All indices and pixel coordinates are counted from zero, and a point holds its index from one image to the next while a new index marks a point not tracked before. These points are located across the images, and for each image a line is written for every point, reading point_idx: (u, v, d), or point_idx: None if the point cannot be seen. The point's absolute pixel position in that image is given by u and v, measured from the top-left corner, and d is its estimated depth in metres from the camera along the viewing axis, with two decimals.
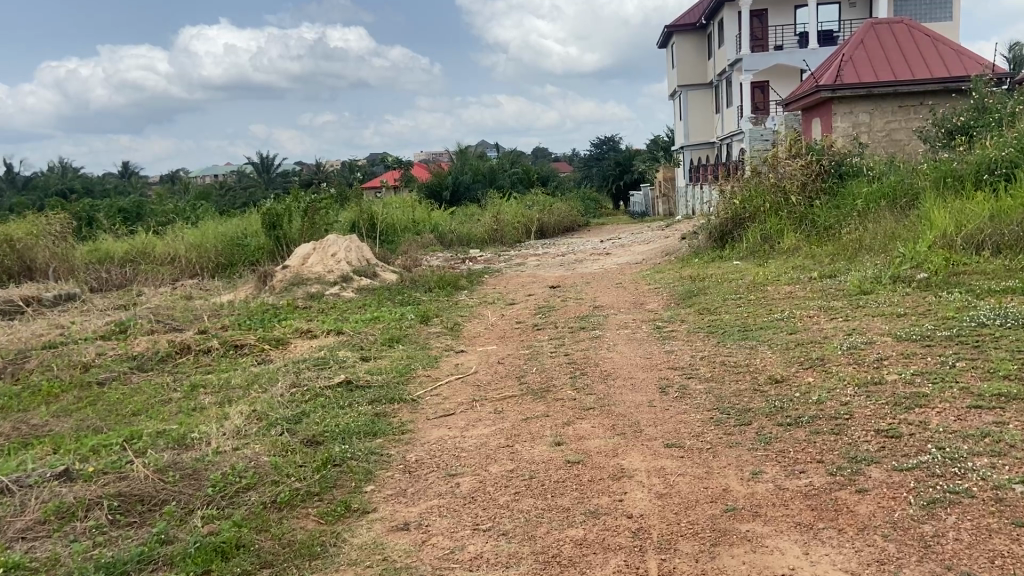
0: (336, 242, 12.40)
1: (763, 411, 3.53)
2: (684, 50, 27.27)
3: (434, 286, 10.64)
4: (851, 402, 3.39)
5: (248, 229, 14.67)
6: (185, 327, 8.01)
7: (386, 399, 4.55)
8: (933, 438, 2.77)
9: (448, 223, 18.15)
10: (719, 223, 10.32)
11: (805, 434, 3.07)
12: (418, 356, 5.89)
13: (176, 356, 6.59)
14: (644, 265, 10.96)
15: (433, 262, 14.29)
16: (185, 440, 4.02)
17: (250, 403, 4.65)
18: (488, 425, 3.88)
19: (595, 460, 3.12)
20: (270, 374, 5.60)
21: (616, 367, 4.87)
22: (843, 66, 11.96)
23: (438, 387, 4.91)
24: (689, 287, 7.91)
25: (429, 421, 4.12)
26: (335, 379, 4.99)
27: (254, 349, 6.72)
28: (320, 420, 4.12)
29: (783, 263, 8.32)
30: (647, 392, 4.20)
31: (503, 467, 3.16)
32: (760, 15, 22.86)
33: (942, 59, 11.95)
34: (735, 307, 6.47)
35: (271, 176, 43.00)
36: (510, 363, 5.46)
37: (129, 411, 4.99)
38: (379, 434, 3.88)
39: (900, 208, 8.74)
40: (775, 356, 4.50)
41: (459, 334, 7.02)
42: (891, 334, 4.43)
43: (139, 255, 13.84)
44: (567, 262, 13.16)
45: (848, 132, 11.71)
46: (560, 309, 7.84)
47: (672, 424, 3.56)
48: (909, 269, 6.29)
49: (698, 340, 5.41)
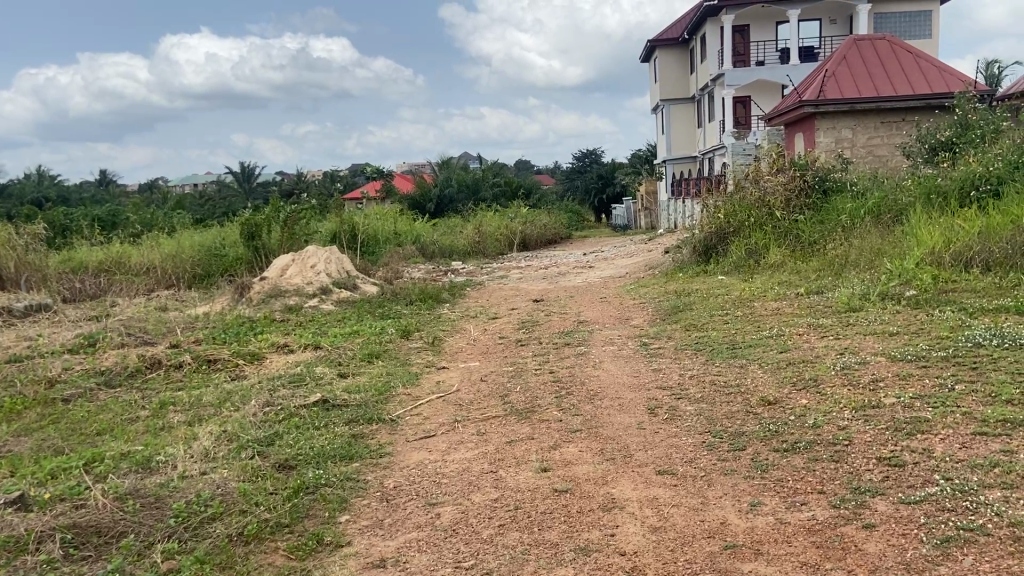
0: (315, 253, 12.17)
1: (757, 435, 3.38)
2: (666, 64, 27.35)
3: (415, 298, 10.46)
4: (850, 426, 3.26)
5: (226, 240, 14.42)
6: (157, 340, 7.77)
7: (364, 420, 4.36)
8: (939, 468, 2.66)
9: (430, 235, 17.97)
10: (703, 237, 10.23)
11: (804, 462, 2.93)
12: (398, 373, 5.70)
13: (146, 371, 6.35)
14: (628, 279, 10.84)
15: (415, 274, 14.11)
16: (149, 464, 3.82)
17: (221, 425, 4.44)
18: (470, 449, 3.70)
19: (584, 489, 2.96)
20: (244, 391, 5.39)
21: (602, 386, 4.71)
22: (826, 82, 11.97)
23: (418, 406, 4.72)
24: (675, 302, 7.79)
25: (409, 443, 3.94)
26: (311, 398, 4.79)
27: (227, 365, 6.51)
28: (294, 442, 3.93)
29: (768, 278, 8.23)
30: (635, 413, 4.04)
31: (487, 495, 2.99)
32: (741, 31, 22.97)
33: (924, 76, 11.97)
34: (722, 323, 6.35)
35: (252, 185, 42.58)
36: (493, 380, 5.28)
37: (93, 431, 4.76)
38: (356, 458, 3.69)
39: (885, 223, 8.69)
40: (766, 376, 4.36)
41: (441, 350, 6.84)
42: (885, 354, 4.31)
43: (114, 265, 13.54)
44: (550, 275, 13.02)
45: (831, 147, 11.70)
46: (543, 324, 7.69)
47: (662, 448, 3.41)
48: (897, 286, 6.21)
49: (685, 358, 5.27)
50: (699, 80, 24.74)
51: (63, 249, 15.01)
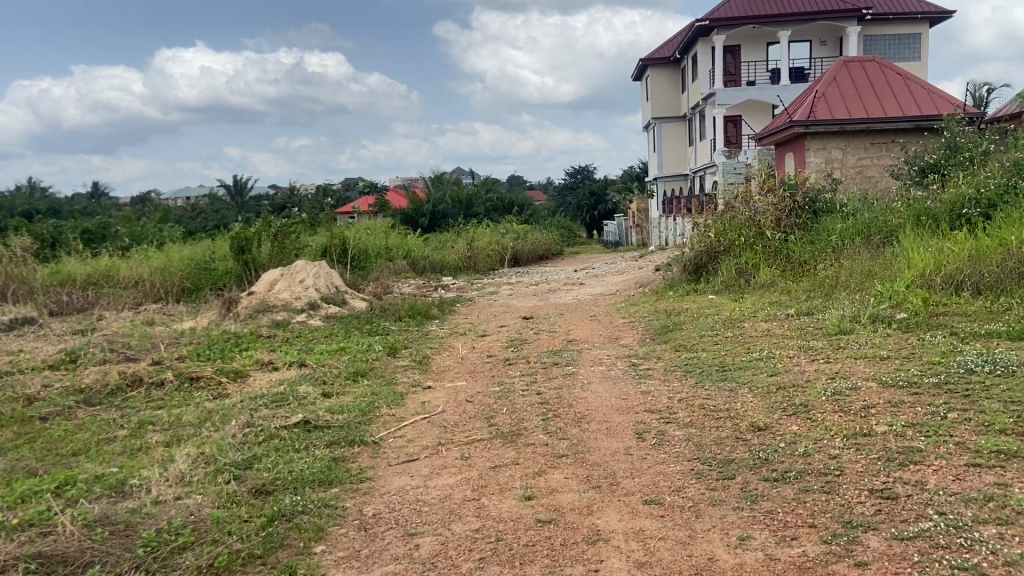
0: (304, 268, 12.06)
1: (746, 463, 3.31)
2: (658, 82, 27.45)
3: (404, 315, 10.37)
4: (841, 455, 3.19)
5: (215, 254, 14.30)
6: (140, 356, 7.65)
7: (346, 442, 4.27)
8: (932, 502, 2.60)
9: (422, 250, 17.89)
10: (694, 256, 10.19)
11: (794, 493, 2.87)
12: (383, 392, 5.60)
13: (126, 389, 6.23)
14: (618, 297, 10.79)
15: (405, 290, 14.02)
16: (122, 488, 3.71)
17: (199, 446, 4.34)
18: (453, 474, 3.61)
19: (569, 519, 2.87)
20: (225, 411, 5.28)
21: (590, 409, 4.62)
22: (817, 102, 12.00)
23: (402, 427, 4.63)
24: (665, 321, 7.74)
25: (391, 467, 3.84)
26: (292, 419, 4.69)
27: (210, 383, 6.39)
28: (272, 466, 3.83)
29: (759, 298, 8.18)
30: (622, 437, 3.96)
31: (469, 525, 2.91)
32: (733, 50, 23.08)
33: (914, 97, 12.01)
34: (712, 344, 6.29)
35: (244, 199, 42.46)
36: (479, 401, 5.19)
37: (69, 452, 4.65)
38: (335, 482, 3.60)
39: (875, 244, 8.67)
40: (755, 401, 4.29)
41: (427, 368, 6.74)
42: (876, 380, 4.25)
43: (101, 278, 13.41)
44: (541, 292, 12.95)
45: (822, 167, 11.72)
46: (532, 343, 7.60)
47: (650, 476, 3.33)
48: (889, 308, 6.16)
49: (674, 380, 5.20)
50: (691, 98, 24.84)
51: (50, 261, 14.87)
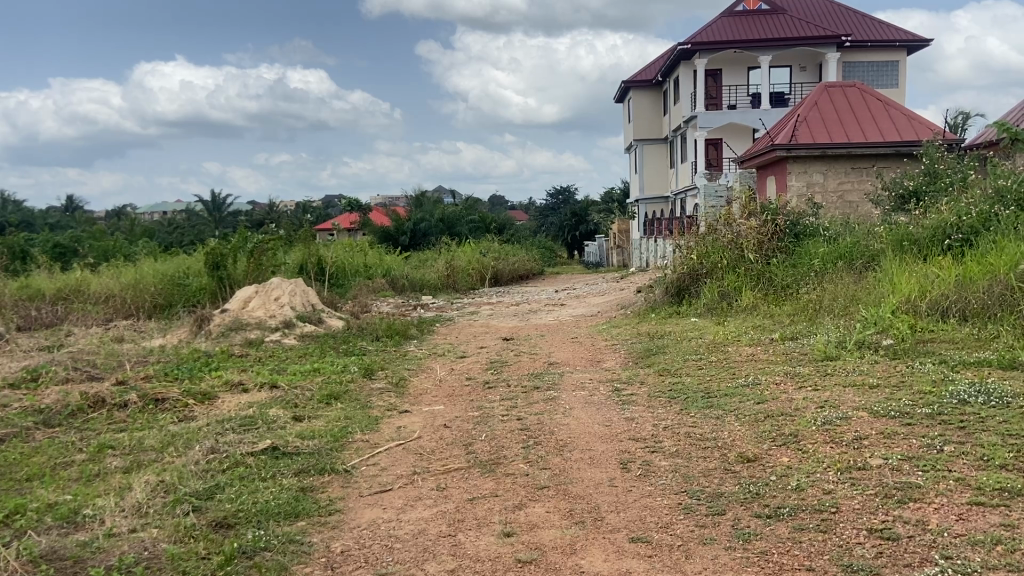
0: (280, 286, 11.80)
1: (737, 497, 3.15)
2: (640, 104, 27.54)
3: (382, 334, 10.17)
4: (836, 490, 3.05)
5: (190, 270, 14.02)
6: (106, 376, 7.37)
7: (315, 471, 4.06)
8: (937, 545, 2.49)
9: (401, 268, 17.68)
10: (676, 278, 10.09)
11: (789, 532, 2.72)
12: (356, 417, 5.39)
13: (88, 410, 5.98)
14: (600, 318, 10.65)
15: (383, 309, 13.82)
16: (74, 518, 3.46)
17: (160, 473, 4.11)
18: (427, 507, 3.41)
19: (551, 559, 2.71)
20: (190, 435, 5.05)
21: (572, 436, 4.45)
22: (798, 126, 12.02)
23: (375, 454, 4.42)
24: (647, 344, 7.61)
25: (362, 498, 3.64)
26: (259, 445, 4.47)
27: (176, 405, 6.14)
28: (236, 496, 3.62)
29: (743, 321, 8.08)
30: (606, 468, 3.79)
31: (444, 565, 2.72)
32: (714, 74, 23.21)
33: (894, 123, 12.05)
34: (696, 368, 6.14)
35: (222, 214, 42.04)
36: (456, 427, 5.00)
37: (21, 476, 4.38)
38: (302, 515, 3.39)
39: (858, 268, 8.62)
40: (743, 430, 4.14)
41: (404, 391, 6.53)
42: (867, 409, 4.12)
43: (74, 294, 13.07)
44: (521, 312, 12.79)
45: (803, 191, 11.71)
46: (512, 365, 7.42)
47: (635, 510, 3.16)
48: (875, 334, 6.06)
49: (659, 406, 5.03)
50: (673, 121, 24.94)
51: (19, 275, 14.49)
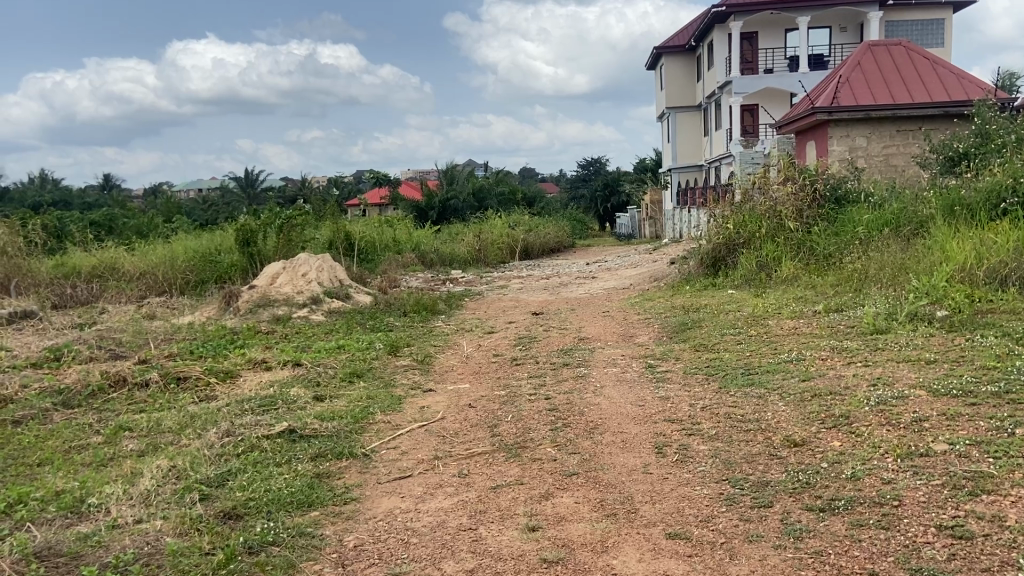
0: (307, 261, 11.62)
1: (785, 488, 2.88)
2: (672, 70, 26.85)
3: (409, 309, 9.98)
4: (898, 480, 2.76)
5: (220, 246, 13.95)
6: (130, 354, 7.27)
7: (332, 455, 3.86)
8: (1018, 545, 2.22)
9: (430, 242, 17.45)
10: (711, 248, 9.70)
11: (847, 529, 2.45)
12: (379, 396, 5.19)
13: (109, 390, 5.86)
14: (632, 291, 10.33)
15: (412, 283, 13.63)
16: (79, 508, 3.29)
17: (172, 457, 3.94)
18: (448, 496, 3.18)
19: (580, 558, 2.47)
20: (208, 416, 4.88)
21: (602, 417, 4.19)
22: (840, 88, 11.47)
23: (397, 437, 4.21)
24: (683, 318, 7.29)
25: (380, 485, 3.42)
26: (275, 427, 4.27)
27: (197, 384, 6.00)
28: (248, 483, 3.43)
29: (784, 293, 7.72)
30: (639, 453, 3.52)
31: (462, 565, 2.50)
32: (749, 37, 22.48)
33: (942, 82, 11.44)
34: (734, 344, 5.82)
35: (255, 191, 42.16)
36: (482, 407, 4.77)
37: (34, 461, 4.24)
38: (315, 504, 3.18)
39: (904, 236, 8.18)
40: (789, 411, 3.84)
41: (430, 369, 6.32)
42: (924, 387, 3.81)
43: (109, 271, 13.07)
44: (552, 285, 12.51)
45: (844, 156, 11.23)
46: (541, 341, 7.15)
47: (673, 501, 2.90)
48: (928, 305, 5.69)
49: (696, 384, 4.75)
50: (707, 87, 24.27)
51: (54, 253, 14.55)
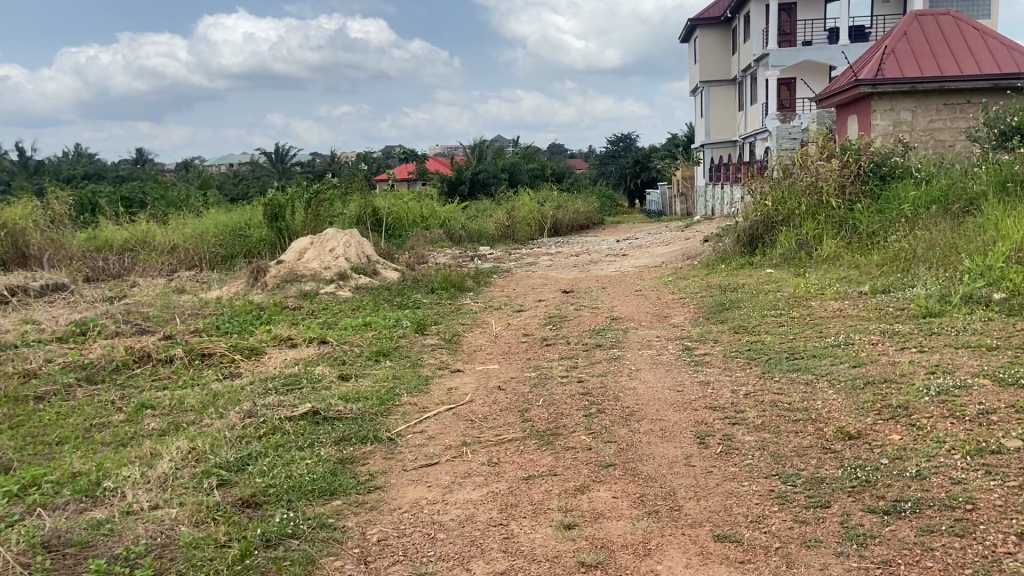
0: (335, 237, 11.48)
1: (842, 486, 2.65)
2: (707, 43, 26.22)
3: (437, 286, 9.80)
4: (970, 480, 2.51)
5: (250, 221, 13.88)
6: (155, 329, 7.19)
7: (356, 439, 3.69)
8: None
9: (458, 219, 17.24)
10: (748, 226, 9.38)
11: (916, 536, 2.23)
12: (405, 377, 5.03)
13: (133, 365, 5.77)
14: (665, 270, 10.05)
15: (440, 260, 13.46)
16: (94, 492, 3.18)
17: (193, 438, 3.81)
18: (478, 487, 2.99)
19: (621, 562, 2.28)
20: (231, 394, 4.75)
21: (639, 403, 3.98)
22: (884, 59, 10.99)
23: (423, 420, 4.04)
24: (719, 298, 7.02)
25: (405, 473, 3.25)
26: (298, 409, 4.11)
27: (222, 360, 5.90)
28: (268, 468, 3.28)
29: (826, 273, 7.40)
30: (680, 443, 3.31)
31: (492, 567, 2.32)
32: (788, 8, 21.82)
33: (993, 53, 10.90)
34: (776, 326, 5.56)
35: (285, 166, 42.18)
36: (512, 390, 4.58)
37: (53, 440, 4.15)
38: (338, 493, 3.02)
39: (953, 214, 7.80)
40: (840, 399, 3.60)
41: (458, 348, 6.14)
42: (988, 376, 3.54)
43: (138, 244, 13.06)
44: (582, 262, 12.26)
45: (888, 131, 10.80)
46: (572, 321, 6.94)
47: (720, 497, 2.69)
48: (984, 287, 5.36)
49: (737, 369, 4.51)
50: (742, 60, 23.64)
51: (85, 226, 14.59)
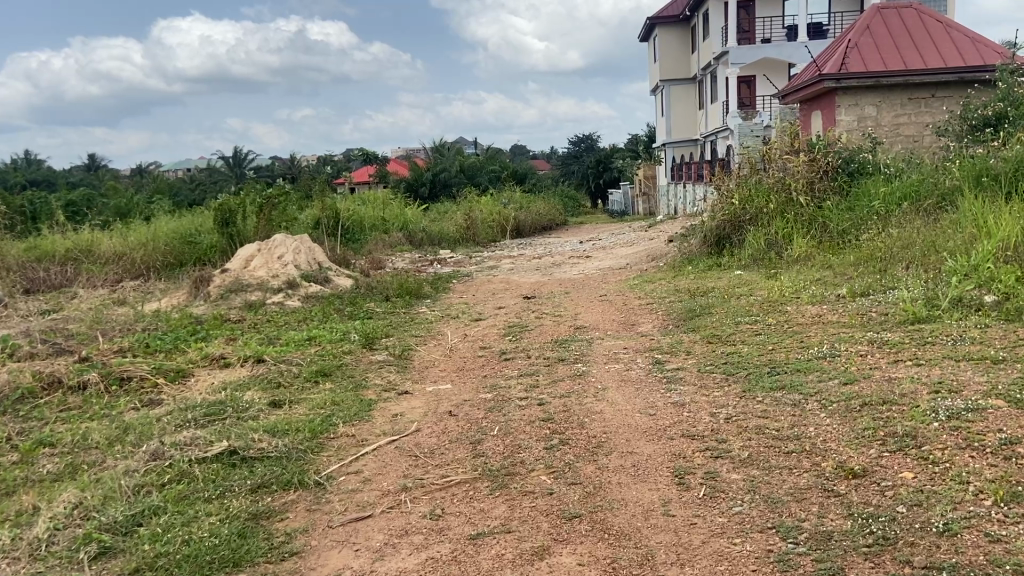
0: (283, 242, 10.80)
1: (855, 545, 2.18)
2: (666, 42, 25.98)
3: (392, 294, 9.24)
4: (1012, 538, 2.07)
5: (196, 226, 13.14)
6: (75, 348, 6.52)
7: (278, 486, 3.15)
8: None
9: (418, 221, 16.65)
10: (716, 226, 8.94)
11: None
12: (346, 401, 4.47)
13: (40, 393, 5.12)
14: (630, 272, 9.57)
15: (398, 265, 12.87)
16: None
17: (83, 487, 3.23)
18: (414, 552, 2.47)
19: None
20: (145, 427, 4.16)
21: (607, 431, 3.48)
22: (849, 53, 10.68)
23: (359, 458, 3.49)
24: (690, 303, 6.57)
25: (329, 531, 2.71)
26: (213, 446, 3.55)
27: (142, 385, 5.29)
28: (163, 530, 2.72)
29: (799, 275, 6.99)
30: (656, 485, 2.82)
31: None
32: (747, 6, 21.64)
33: (957, 45, 10.62)
34: (753, 334, 5.12)
35: (242, 170, 41.13)
36: (465, 415, 4.06)
37: None
38: (244, 562, 2.48)
39: (927, 210, 7.45)
40: (836, 426, 3.13)
41: (409, 365, 5.59)
42: (1000, 397, 3.10)
43: (77, 253, 12.28)
44: (544, 265, 11.75)
45: (853, 126, 10.51)
46: (534, 330, 6.43)
47: (708, 562, 2.22)
48: (974, 289, 4.96)
49: (715, 387, 4.03)
50: (702, 59, 23.39)
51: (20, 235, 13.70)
